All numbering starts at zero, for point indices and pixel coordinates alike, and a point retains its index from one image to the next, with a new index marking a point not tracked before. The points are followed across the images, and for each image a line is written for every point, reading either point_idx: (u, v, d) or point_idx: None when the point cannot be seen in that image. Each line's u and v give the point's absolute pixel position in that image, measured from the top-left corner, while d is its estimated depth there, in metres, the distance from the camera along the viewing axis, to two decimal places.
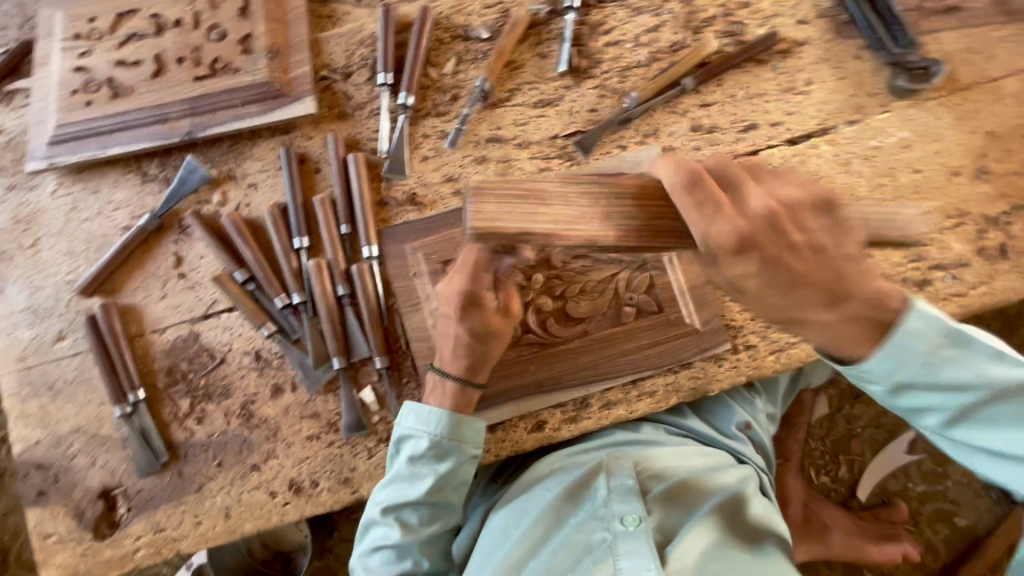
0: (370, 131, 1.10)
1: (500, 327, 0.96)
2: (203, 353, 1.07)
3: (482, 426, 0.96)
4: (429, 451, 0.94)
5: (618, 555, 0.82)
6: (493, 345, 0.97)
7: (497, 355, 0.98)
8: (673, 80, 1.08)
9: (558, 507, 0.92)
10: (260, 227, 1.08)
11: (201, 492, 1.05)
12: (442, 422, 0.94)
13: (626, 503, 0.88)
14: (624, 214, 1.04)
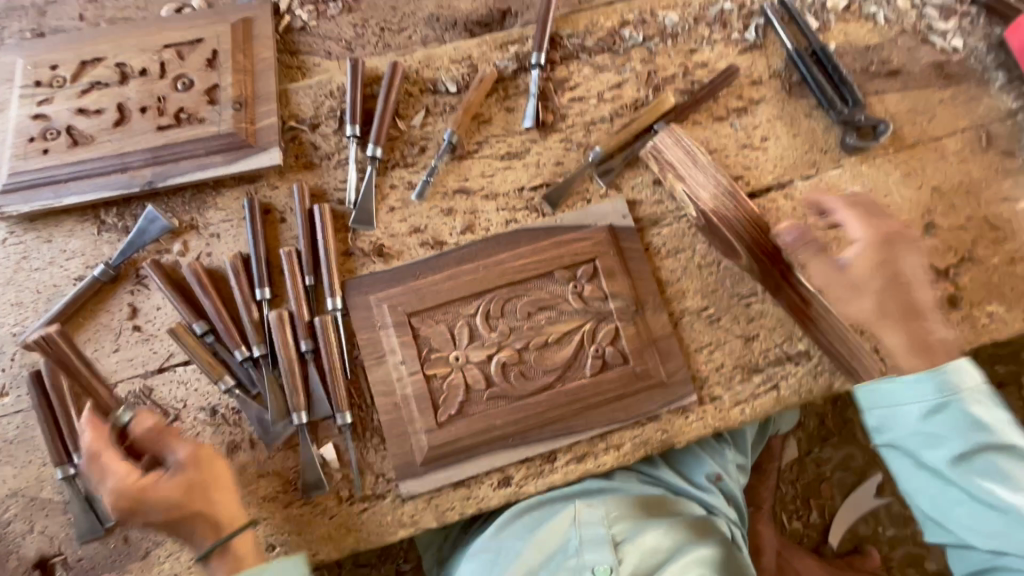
0: (337, 181, 1.10)
1: (217, 480, 0.96)
2: (156, 409, 1.03)
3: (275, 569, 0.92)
4: None
5: None
6: (214, 496, 0.95)
7: (210, 505, 0.95)
8: (645, 126, 1.11)
9: (533, 559, 0.94)
10: (222, 277, 1.06)
11: (147, 559, 0.99)
12: None
13: (597, 553, 0.91)
14: (590, 266, 1.05)
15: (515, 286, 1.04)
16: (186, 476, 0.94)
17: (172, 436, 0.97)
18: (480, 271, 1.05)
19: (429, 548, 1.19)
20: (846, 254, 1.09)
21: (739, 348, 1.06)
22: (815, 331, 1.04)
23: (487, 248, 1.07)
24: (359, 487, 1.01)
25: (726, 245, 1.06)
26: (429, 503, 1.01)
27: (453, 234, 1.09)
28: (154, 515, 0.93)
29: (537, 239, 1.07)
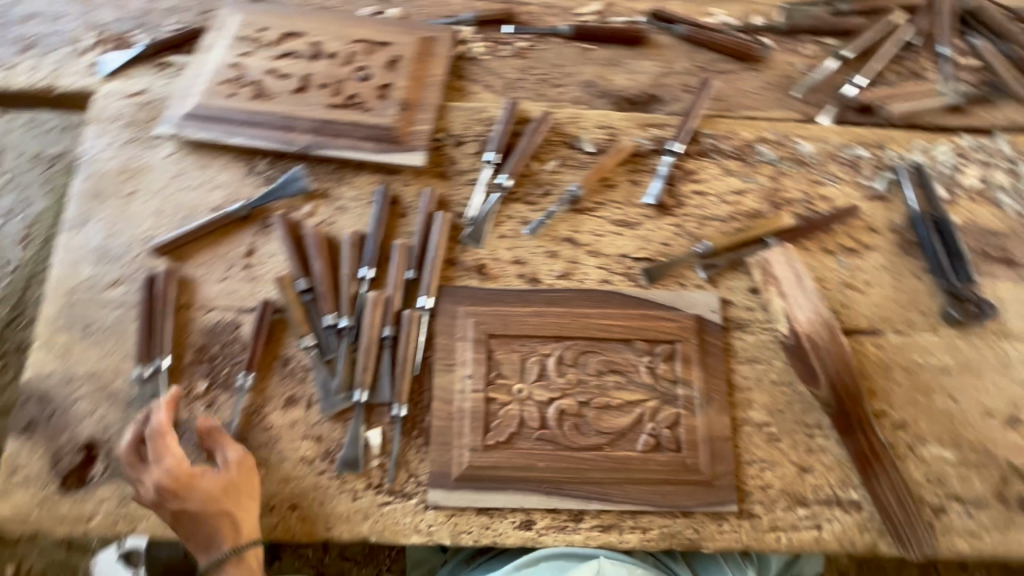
0: (463, 196, 1.19)
1: (248, 490, 0.99)
2: (237, 344, 1.10)
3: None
4: None
5: None
6: (244, 500, 0.99)
7: (243, 510, 0.98)
8: (758, 236, 1.16)
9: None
10: (337, 247, 1.15)
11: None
12: None
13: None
14: (669, 347, 1.08)
15: (594, 342, 1.09)
16: (229, 477, 0.99)
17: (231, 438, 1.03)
18: (566, 318, 1.10)
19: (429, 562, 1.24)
20: (921, 419, 1.08)
21: (791, 475, 1.05)
22: (871, 483, 1.04)
23: (578, 299, 1.12)
24: (390, 480, 1.04)
25: (809, 370, 1.07)
26: (449, 519, 1.02)
27: (550, 276, 1.14)
28: (188, 506, 0.97)
29: (626, 306, 1.11)
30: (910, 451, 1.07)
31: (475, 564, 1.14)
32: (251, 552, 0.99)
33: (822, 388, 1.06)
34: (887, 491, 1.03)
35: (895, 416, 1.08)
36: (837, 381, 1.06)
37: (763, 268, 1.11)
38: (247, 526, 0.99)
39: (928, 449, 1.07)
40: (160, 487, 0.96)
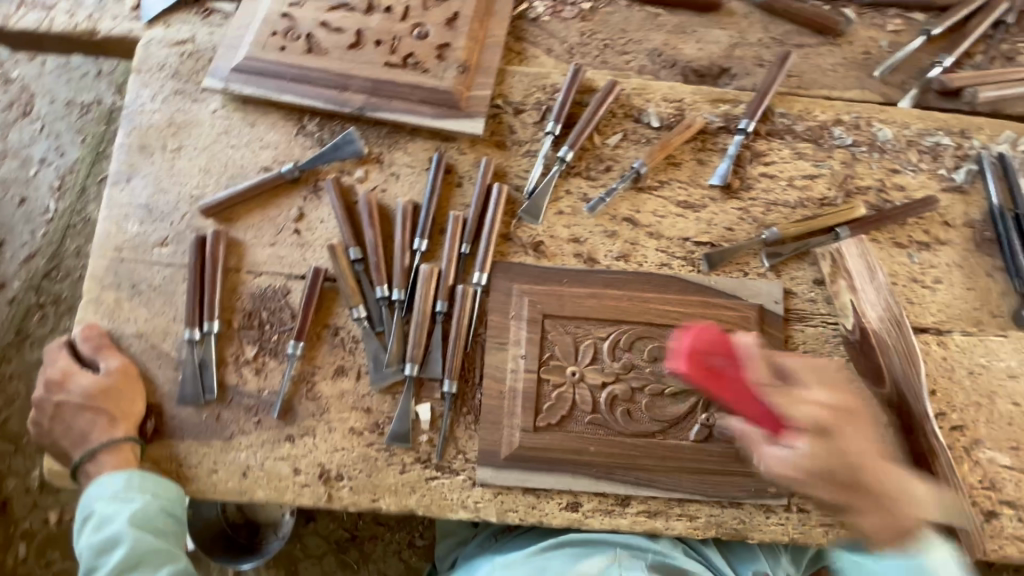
0: (520, 169, 1.14)
1: (131, 401, 1.01)
2: (286, 311, 1.08)
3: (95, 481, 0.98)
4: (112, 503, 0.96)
5: None
6: (124, 400, 1.01)
7: (120, 408, 1.00)
8: (828, 226, 1.11)
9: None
10: (388, 216, 1.11)
11: (231, 441, 1.04)
12: (120, 483, 0.97)
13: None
14: (729, 337, 1.05)
15: (652, 327, 1.06)
16: (107, 380, 1.01)
17: (112, 347, 1.05)
18: (624, 301, 1.07)
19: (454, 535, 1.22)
20: (982, 423, 1.06)
21: None
22: None
23: (636, 282, 1.08)
24: (439, 455, 1.03)
25: (873, 368, 1.03)
26: (495, 497, 1.02)
27: (608, 256, 1.11)
28: (71, 400, 1.00)
29: (686, 292, 1.08)
30: (969, 455, 1.04)
31: (501, 542, 1.11)
32: (128, 445, 1.00)
33: (885, 387, 1.02)
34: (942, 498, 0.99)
35: (955, 419, 1.06)
36: (902, 379, 1.02)
37: (834, 260, 1.07)
38: (125, 422, 1.00)
39: (986, 453, 1.04)
40: (49, 382, 1.02)
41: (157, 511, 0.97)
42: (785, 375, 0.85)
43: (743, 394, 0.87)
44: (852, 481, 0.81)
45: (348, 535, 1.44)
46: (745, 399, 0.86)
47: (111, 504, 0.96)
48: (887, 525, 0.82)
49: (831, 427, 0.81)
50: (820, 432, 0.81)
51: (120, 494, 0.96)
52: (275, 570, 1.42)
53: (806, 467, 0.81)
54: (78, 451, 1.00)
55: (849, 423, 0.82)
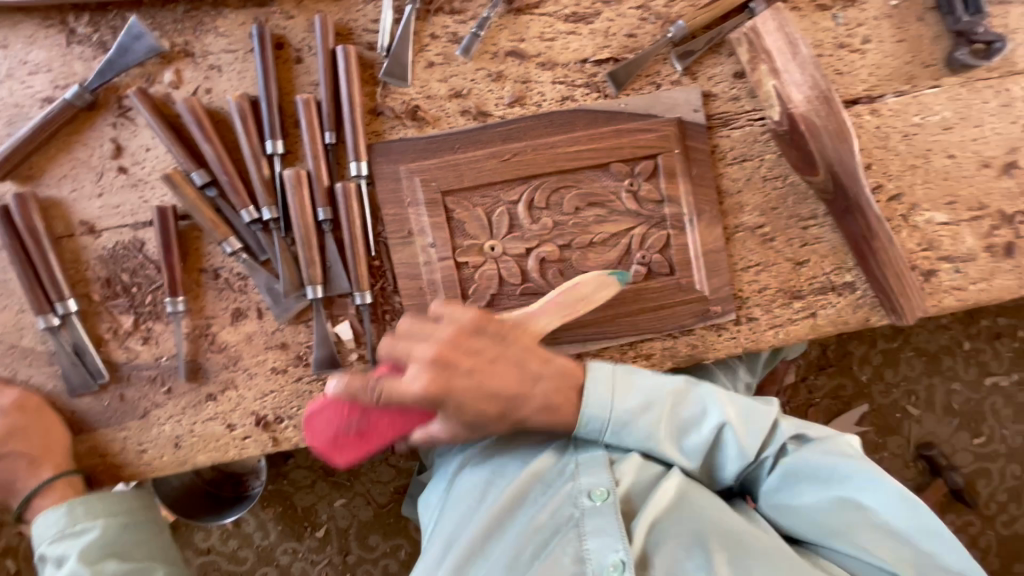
0: (368, 20, 0.91)
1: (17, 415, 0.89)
2: (149, 266, 0.91)
3: (38, 524, 0.88)
4: (68, 533, 0.87)
5: (585, 535, 0.81)
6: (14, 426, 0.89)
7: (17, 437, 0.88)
8: (740, 3, 0.94)
9: (524, 481, 0.89)
10: (225, 121, 0.90)
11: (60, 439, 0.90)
12: (61, 515, 0.87)
13: (595, 476, 0.86)
14: (650, 163, 0.94)
15: (566, 174, 0.93)
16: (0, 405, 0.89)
17: None
18: (529, 153, 0.93)
19: (427, 435, 1.21)
20: (918, 186, 1.01)
21: (787, 272, 1.01)
22: (867, 265, 0.98)
23: (539, 127, 0.93)
24: (375, 369, 0.96)
25: (806, 157, 0.93)
26: None
27: (500, 106, 0.94)
28: None
29: (595, 124, 0.94)
30: (906, 222, 1.01)
31: None
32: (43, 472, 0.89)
33: (819, 175, 0.94)
34: (882, 272, 0.97)
35: (892, 189, 1.01)
36: (835, 164, 0.93)
37: (751, 43, 0.92)
38: (52, 458, 0.90)
39: (924, 216, 1.01)
40: None
41: (119, 531, 0.88)
42: (401, 366, 0.78)
43: (394, 422, 0.82)
44: (498, 401, 0.81)
45: (331, 457, 1.43)
46: (407, 406, 0.82)
47: (58, 543, 0.87)
48: (545, 406, 0.84)
49: (542, 368, 0.84)
50: (431, 398, 0.76)
51: (68, 528, 0.87)
52: (273, 508, 1.43)
53: (430, 404, 0.76)
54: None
55: (519, 401, 0.82)
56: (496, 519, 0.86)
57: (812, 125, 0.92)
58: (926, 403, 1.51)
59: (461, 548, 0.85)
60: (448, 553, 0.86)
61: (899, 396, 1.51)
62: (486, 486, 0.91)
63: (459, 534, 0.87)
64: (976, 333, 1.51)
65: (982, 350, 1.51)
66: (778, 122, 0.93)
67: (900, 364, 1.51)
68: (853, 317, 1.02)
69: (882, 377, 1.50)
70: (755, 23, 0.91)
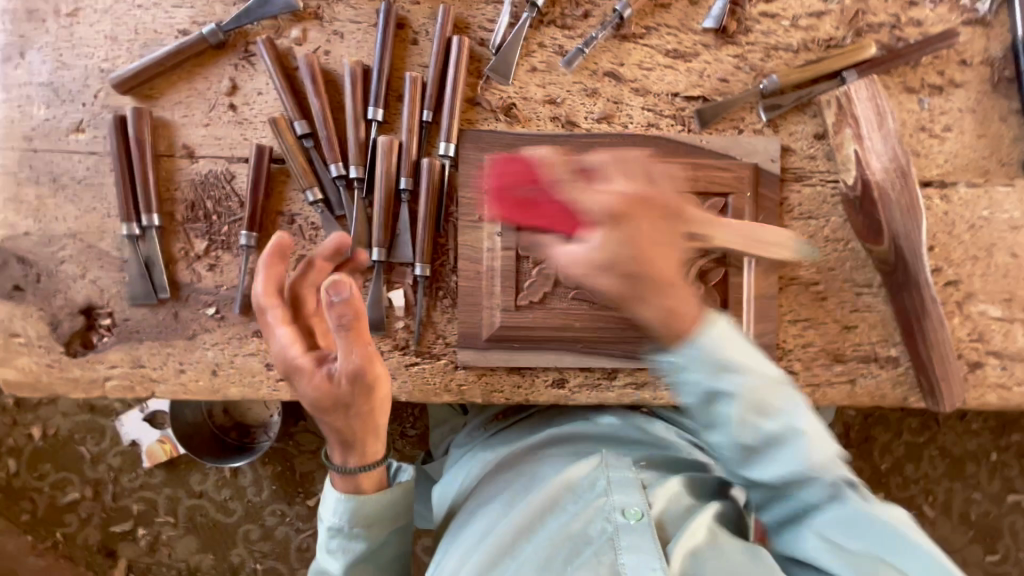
0: (485, 18, 0.98)
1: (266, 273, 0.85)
2: (233, 198, 0.97)
3: (330, 498, 0.84)
4: (339, 531, 0.85)
5: (620, 549, 0.78)
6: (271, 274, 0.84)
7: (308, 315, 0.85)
8: (833, 70, 0.99)
9: (556, 489, 0.88)
10: (336, 82, 0.97)
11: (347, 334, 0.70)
12: (341, 508, 0.84)
13: (628, 494, 0.84)
14: (721, 201, 0.97)
15: None
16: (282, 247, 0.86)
17: (48, 256, 0.96)
18: None
19: (443, 425, 1.30)
20: (977, 277, 1.02)
21: (833, 333, 1.02)
22: (914, 343, 0.98)
23: (621, 146, 0.98)
24: (418, 341, 0.99)
25: (873, 224, 0.96)
26: (480, 379, 0.99)
27: (589, 119, 0.99)
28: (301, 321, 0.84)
29: (676, 154, 0.98)
30: (960, 309, 1.02)
31: (489, 434, 1.11)
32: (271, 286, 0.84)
33: (883, 243, 0.96)
34: (928, 353, 0.97)
35: (950, 274, 1.02)
36: (901, 236, 0.95)
37: (839, 106, 0.96)
38: None
39: (978, 307, 1.02)
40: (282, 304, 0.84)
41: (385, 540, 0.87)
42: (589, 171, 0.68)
43: (556, 215, 0.75)
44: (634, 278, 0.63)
45: None
46: (556, 215, 0.76)
47: (334, 535, 0.85)
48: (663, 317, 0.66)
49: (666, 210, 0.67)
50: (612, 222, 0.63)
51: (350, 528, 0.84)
52: (272, 467, 1.44)
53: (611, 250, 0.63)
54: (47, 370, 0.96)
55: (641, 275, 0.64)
56: (527, 523, 0.85)
57: (885, 194, 0.95)
58: (942, 506, 1.47)
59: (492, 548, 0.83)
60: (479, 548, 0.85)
61: (916, 493, 1.47)
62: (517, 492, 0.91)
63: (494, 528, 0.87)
64: (1005, 446, 1.47)
65: (1009, 465, 1.47)
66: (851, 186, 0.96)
67: (921, 460, 1.47)
68: (891, 393, 1.02)
69: (901, 470, 1.47)
70: (847, 91, 0.96)
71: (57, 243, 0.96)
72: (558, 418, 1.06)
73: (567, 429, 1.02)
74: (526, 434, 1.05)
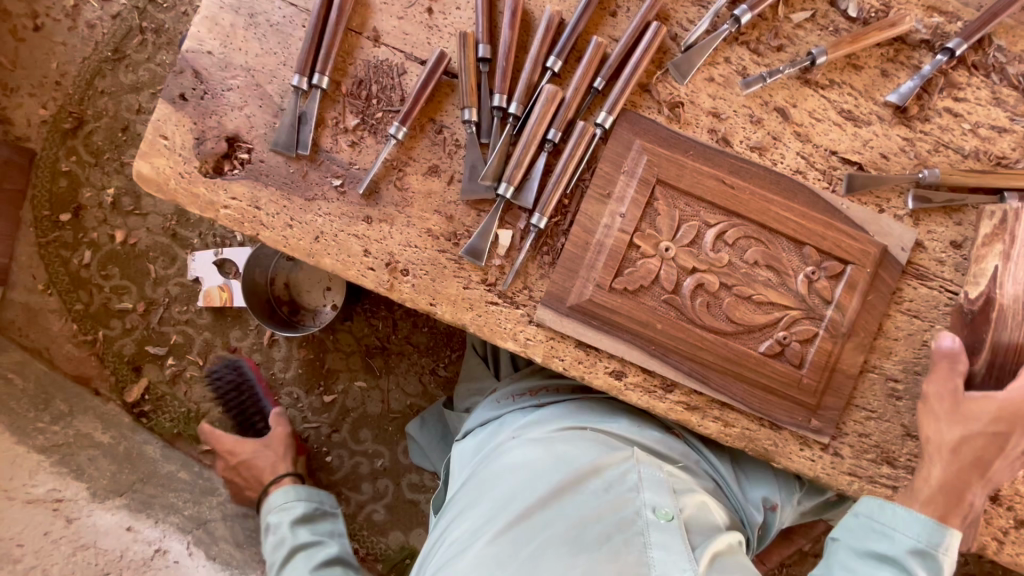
0: (685, 18, 1.01)
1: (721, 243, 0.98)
2: (397, 92, 1.02)
3: (276, 496, 1.22)
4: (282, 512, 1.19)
5: (650, 543, 0.81)
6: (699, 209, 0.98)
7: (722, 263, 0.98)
8: (995, 187, 0.99)
9: (585, 471, 0.87)
10: (529, 25, 1.01)
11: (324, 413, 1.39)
12: (286, 497, 1.22)
13: (658, 495, 0.88)
14: (840, 266, 0.97)
15: (764, 230, 0.98)
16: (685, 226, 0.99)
17: (220, 80, 1.03)
18: (745, 194, 0.98)
19: (472, 381, 1.30)
20: None
21: (894, 434, 1.00)
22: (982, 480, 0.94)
23: (765, 180, 0.99)
24: (506, 285, 1.01)
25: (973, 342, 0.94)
26: (547, 341, 1.01)
27: (744, 144, 1.00)
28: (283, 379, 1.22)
29: (813, 207, 0.99)
30: None
31: (519, 403, 1.11)
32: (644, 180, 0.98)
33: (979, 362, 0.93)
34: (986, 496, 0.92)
35: None
36: (999, 364, 0.92)
37: (1002, 220, 0.95)
38: None
39: None
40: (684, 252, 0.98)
41: (316, 512, 1.22)
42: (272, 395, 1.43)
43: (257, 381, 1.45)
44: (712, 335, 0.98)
45: (378, 344, 1.48)
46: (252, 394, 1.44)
47: (277, 513, 1.20)
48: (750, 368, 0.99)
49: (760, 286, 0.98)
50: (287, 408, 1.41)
51: (283, 503, 1.20)
52: (305, 353, 1.49)
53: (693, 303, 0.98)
54: (177, 177, 1.02)
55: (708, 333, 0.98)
56: (556, 494, 0.83)
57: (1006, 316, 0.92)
58: None
59: (520, 512, 0.81)
60: (502, 512, 0.82)
61: None
62: (545, 461, 0.89)
63: (518, 496, 0.84)
64: None
65: None
66: (972, 298, 0.96)
67: None
68: None
69: None
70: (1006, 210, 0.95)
71: (232, 71, 1.03)
72: (589, 406, 1.06)
73: (594, 419, 1.02)
74: (552, 409, 1.05)
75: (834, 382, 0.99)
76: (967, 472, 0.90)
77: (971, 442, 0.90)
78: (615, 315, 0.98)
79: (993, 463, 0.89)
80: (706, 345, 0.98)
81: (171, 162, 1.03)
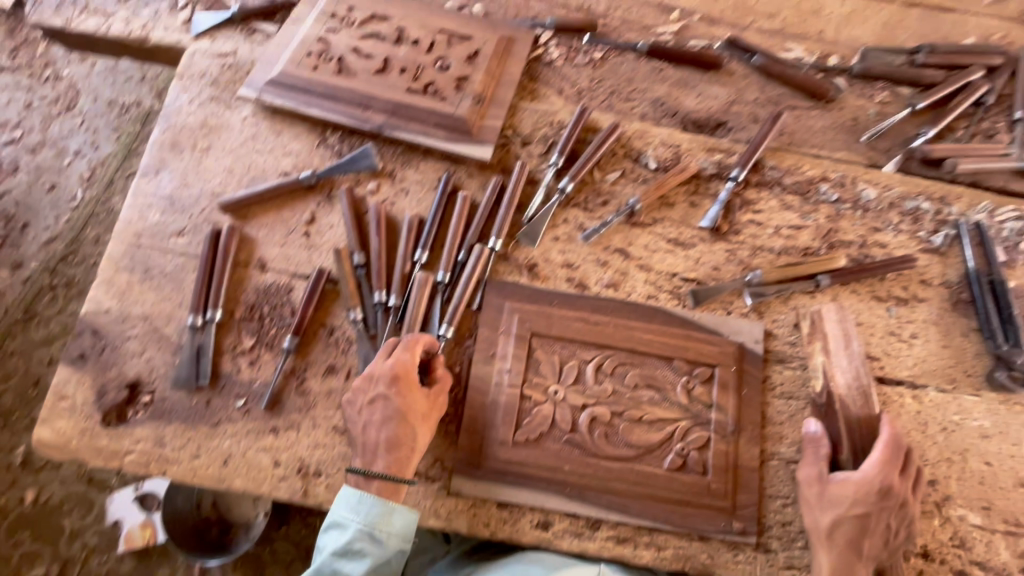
0: (524, 195, 1.21)
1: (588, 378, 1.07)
2: (287, 307, 1.13)
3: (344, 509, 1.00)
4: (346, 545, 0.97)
5: None
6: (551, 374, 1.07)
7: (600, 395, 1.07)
8: (810, 273, 1.16)
9: None
10: (395, 227, 1.18)
11: (386, 494, 0.99)
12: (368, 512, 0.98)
13: None
14: (708, 370, 1.09)
15: (636, 354, 1.10)
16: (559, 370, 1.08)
17: (119, 332, 1.11)
18: (609, 327, 1.11)
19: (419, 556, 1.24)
20: (954, 481, 1.07)
21: None
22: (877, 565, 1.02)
23: (624, 310, 1.13)
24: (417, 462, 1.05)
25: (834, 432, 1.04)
26: (469, 509, 1.03)
27: (598, 284, 1.16)
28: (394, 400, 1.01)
29: (671, 324, 1.12)
30: (939, 511, 1.05)
31: (476, 558, 1.12)
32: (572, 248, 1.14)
33: (844, 450, 1.03)
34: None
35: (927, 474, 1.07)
36: (858, 448, 1.03)
37: (816, 321, 1.11)
38: None
39: (957, 511, 1.05)
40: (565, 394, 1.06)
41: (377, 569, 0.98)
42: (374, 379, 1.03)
43: None
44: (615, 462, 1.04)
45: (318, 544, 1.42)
46: None
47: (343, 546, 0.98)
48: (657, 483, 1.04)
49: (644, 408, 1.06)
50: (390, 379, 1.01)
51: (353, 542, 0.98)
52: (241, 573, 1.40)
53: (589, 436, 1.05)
54: (81, 434, 1.05)
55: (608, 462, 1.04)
56: None
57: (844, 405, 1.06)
58: None
59: None
60: None
61: None
62: None
63: None
64: None
65: None
66: (818, 390, 1.08)
67: None
68: None
69: None
70: None
71: (130, 323, 1.11)
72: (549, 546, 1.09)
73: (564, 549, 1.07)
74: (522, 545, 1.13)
75: (741, 479, 1.05)
76: (851, 559, 0.97)
77: (842, 527, 0.97)
78: (522, 465, 1.03)
79: (872, 543, 0.97)
80: (612, 474, 1.03)
81: (74, 421, 1.05)
